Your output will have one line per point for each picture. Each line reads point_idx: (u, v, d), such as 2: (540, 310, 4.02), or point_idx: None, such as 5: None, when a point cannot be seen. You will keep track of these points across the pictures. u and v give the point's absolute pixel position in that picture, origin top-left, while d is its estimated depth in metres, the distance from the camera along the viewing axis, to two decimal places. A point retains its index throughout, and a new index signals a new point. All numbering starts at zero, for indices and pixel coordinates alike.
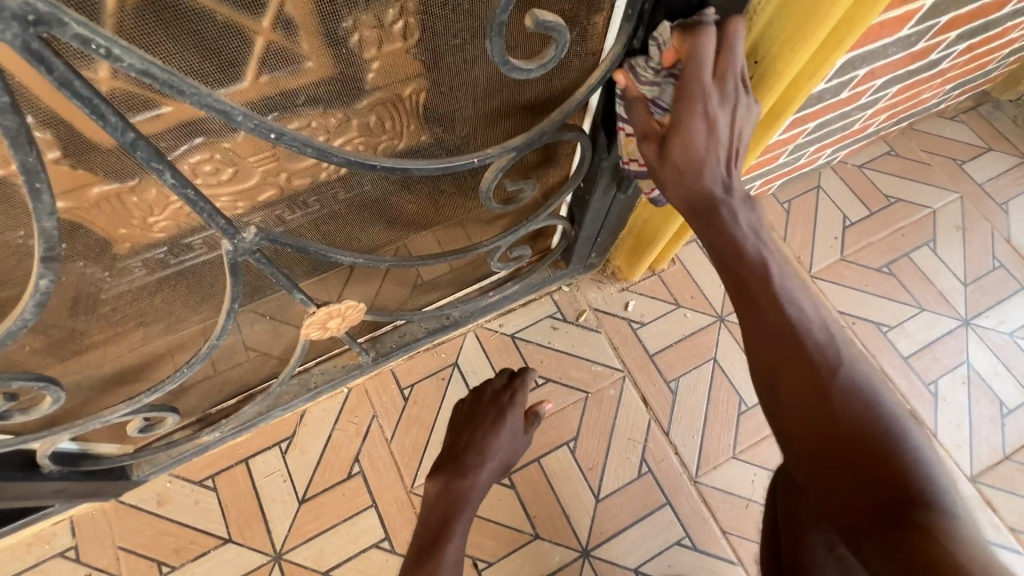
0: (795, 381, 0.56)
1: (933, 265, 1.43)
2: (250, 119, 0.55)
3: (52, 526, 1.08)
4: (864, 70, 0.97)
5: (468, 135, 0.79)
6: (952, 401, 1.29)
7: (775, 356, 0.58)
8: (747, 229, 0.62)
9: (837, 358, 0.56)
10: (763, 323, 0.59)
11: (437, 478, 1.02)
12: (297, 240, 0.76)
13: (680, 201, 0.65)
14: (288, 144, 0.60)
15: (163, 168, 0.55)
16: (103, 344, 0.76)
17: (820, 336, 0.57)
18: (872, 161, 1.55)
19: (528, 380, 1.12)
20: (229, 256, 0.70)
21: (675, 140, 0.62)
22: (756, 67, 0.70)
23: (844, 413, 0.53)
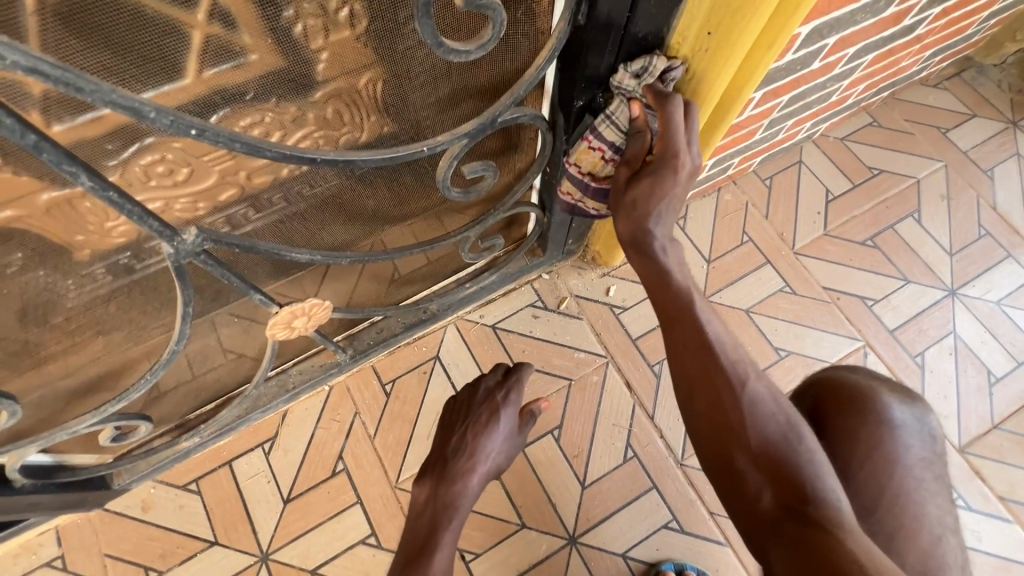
0: (707, 399, 0.65)
1: (918, 236, 1.41)
2: (163, 115, 0.53)
3: (37, 536, 1.08)
4: (833, 38, 0.95)
5: (422, 120, 0.76)
6: (939, 372, 1.28)
7: (695, 376, 0.66)
8: (676, 262, 0.70)
9: (745, 372, 0.65)
10: (688, 348, 0.67)
11: (425, 485, 1.00)
12: (246, 240, 0.74)
13: (624, 229, 0.70)
14: (212, 138, 0.58)
15: (76, 171, 0.54)
16: (63, 354, 0.74)
17: (733, 356, 0.66)
18: (854, 133, 1.52)
19: (524, 376, 1.09)
20: (171, 260, 0.68)
21: (645, 178, 0.67)
22: (710, 39, 0.68)
23: (751, 425, 0.63)
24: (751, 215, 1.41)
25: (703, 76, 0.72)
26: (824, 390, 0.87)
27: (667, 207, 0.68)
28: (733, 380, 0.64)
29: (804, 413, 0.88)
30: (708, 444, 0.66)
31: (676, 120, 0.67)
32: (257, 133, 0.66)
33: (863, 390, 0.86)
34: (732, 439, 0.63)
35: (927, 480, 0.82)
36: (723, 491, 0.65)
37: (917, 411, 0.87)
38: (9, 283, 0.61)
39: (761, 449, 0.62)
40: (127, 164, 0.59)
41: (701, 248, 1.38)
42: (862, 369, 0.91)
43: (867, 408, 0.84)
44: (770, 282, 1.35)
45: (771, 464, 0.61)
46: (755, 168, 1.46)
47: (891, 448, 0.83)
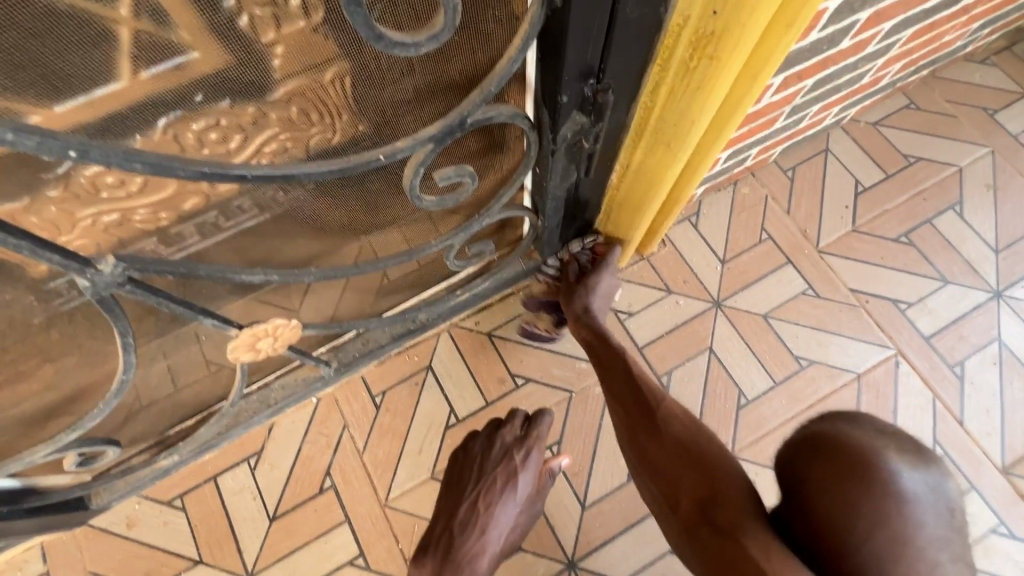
0: (634, 424, 0.88)
1: (960, 231, 1.28)
2: (24, 135, 0.44)
3: (23, 552, 1.06)
4: (868, 12, 0.82)
5: (397, 118, 0.67)
6: (980, 384, 1.16)
7: (620, 404, 0.91)
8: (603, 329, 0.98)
9: (658, 398, 0.88)
10: (612, 383, 0.93)
11: (426, 565, 0.93)
12: (178, 265, 0.66)
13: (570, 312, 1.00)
14: (97, 159, 0.49)
15: None
16: (10, 382, 0.69)
17: (643, 383, 0.89)
18: (888, 116, 1.38)
19: (543, 431, 1.01)
20: (90, 293, 0.61)
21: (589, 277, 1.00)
22: (714, 19, 0.57)
23: (670, 442, 0.84)
24: (771, 210, 1.30)
25: (709, 62, 0.62)
26: (819, 449, 0.69)
27: (599, 298, 1.00)
28: (650, 402, 0.87)
29: (795, 475, 0.70)
30: (640, 455, 0.87)
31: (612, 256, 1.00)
32: (214, 138, 0.58)
33: (867, 451, 0.66)
34: (658, 451, 0.84)
35: (946, 566, 0.61)
36: (660, 502, 0.83)
37: (932, 478, 0.66)
38: None
39: (683, 460, 0.81)
40: (69, 178, 0.53)
41: (715, 247, 1.27)
42: (866, 420, 0.72)
43: (869, 474, 0.64)
44: (790, 285, 1.24)
45: (690, 471, 0.80)
46: (775, 158, 1.33)
47: (901, 527, 0.61)
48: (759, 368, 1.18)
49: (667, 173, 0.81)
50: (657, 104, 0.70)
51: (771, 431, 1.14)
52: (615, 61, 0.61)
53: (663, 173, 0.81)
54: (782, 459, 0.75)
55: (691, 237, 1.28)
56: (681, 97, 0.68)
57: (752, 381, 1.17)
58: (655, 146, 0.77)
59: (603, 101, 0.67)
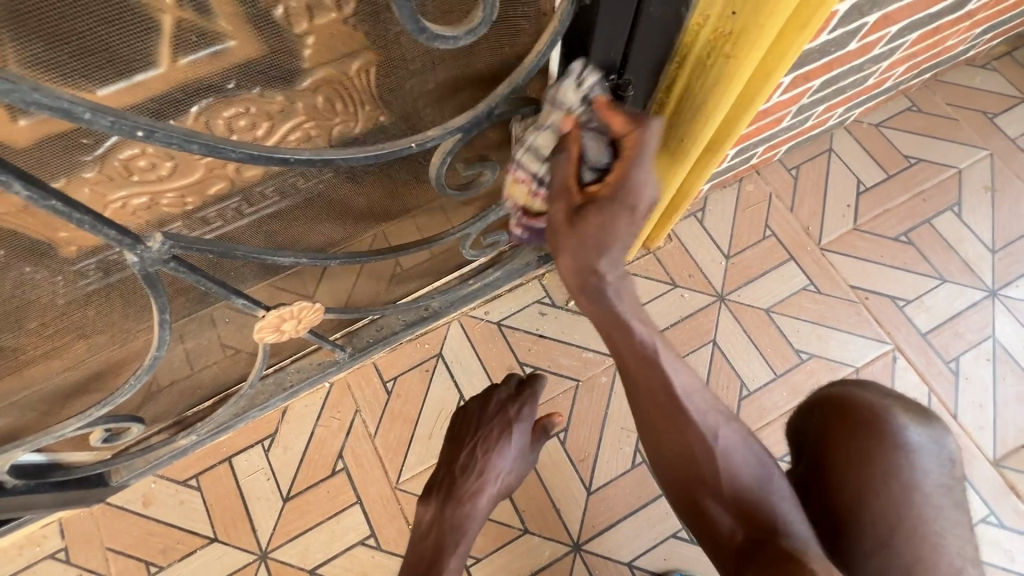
0: (675, 450, 0.68)
1: (958, 232, 1.31)
2: (101, 115, 0.47)
3: (42, 528, 1.09)
4: (875, 16, 0.85)
5: (422, 110, 0.70)
6: (974, 379, 1.19)
7: (658, 423, 0.69)
8: (626, 304, 0.68)
9: (709, 420, 0.68)
10: (643, 390, 0.70)
11: (430, 504, 0.97)
12: (218, 244, 0.68)
13: (570, 274, 0.68)
14: (163, 139, 0.51)
15: (9, 179, 0.48)
16: (45, 357, 0.72)
17: (686, 396, 0.68)
18: (890, 118, 1.41)
19: (538, 388, 1.04)
20: (137, 269, 0.63)
21: (593, 215, 0.64)
22: (733, 19, 0.60)
23: (722, 475, 0.66)
24: (775, 207, 1.33)
25: (725, 61, 0.64)
26: (834, 408, 0.76)
27: (621, 238, 0.64)
28: (699, 426, 0.67)
29: (810, 435, 0.77)
30: (681, 488, 0.69)
31: (648, 142, 0.61)
32: (242, 125, 0.61)
33: (878, 411, 0.75)
34: (704, 485, 0.67)
35: (946, 508, 0.71)
36: (700, 533, 0.69)
37: (935, 433, 0.75)
38: None
39: (735, 496, 0.66)
40: (104, 160, 0.55)
41: (720, 243, 1.30)
42: (875, 384, 0.79)
43: (880, 429, 0.73)
44: (793, 280, 1.27)
45: (743, 507, 0.66)
46: (780, 157, 1.36)
47: (909, 474, 0.71)
48: (761, 360, 1.21)
49: (678, 169, 0.83)
50: (673, 101, 0.73)
51: (772, 422, 1.17)
52: (635, 58, 0.65)
53: (674, 168, 0.83)
54: (793, 421, 0.81)
55: (696, 232, 1.31)
56: (696, 93, 0.70)
57: (754, 372, 1.20)
58: (670, 139, 0.79)
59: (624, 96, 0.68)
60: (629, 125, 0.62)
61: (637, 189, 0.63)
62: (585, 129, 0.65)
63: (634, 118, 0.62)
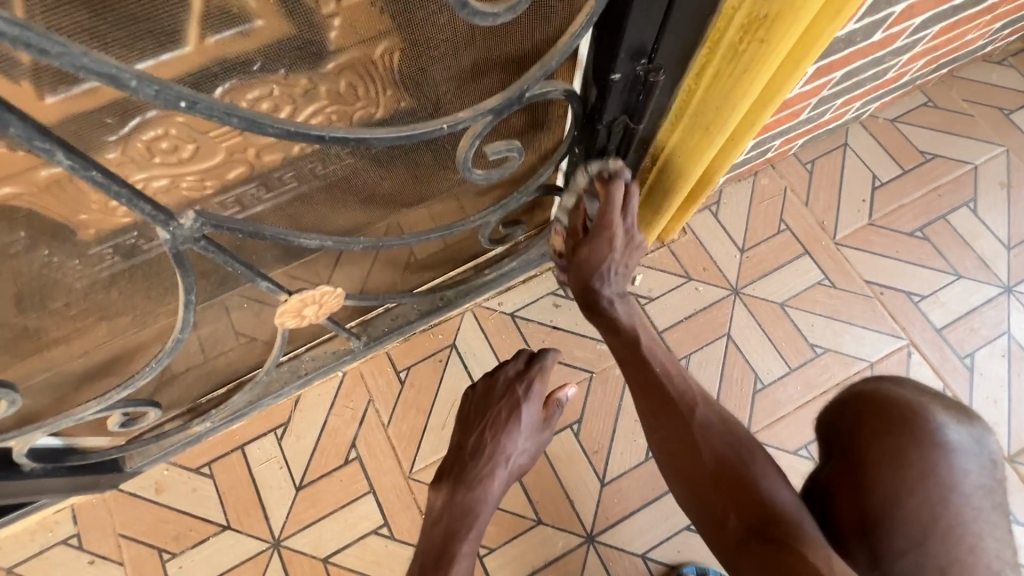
0: (665, 432, 0.81)
1: (973, 228, 1.31)
2: (146, 84, 0.46)
3: (54, 514, 1.08)
4: (900, 6, 0.85)
5: (449, 94, 0.69)
6: (989, 375, 1.19)
7: (649, 408, 0.83)
8: (624, 308, 0.88)
9: (693, 403, 0.81)
10: (640, 380, 0.84)
11: (441, 488, 0.96)
12: (250, 225, 0.69)
13: (575, 291, 0.90)
14: (204, 112, 0.51)
15: (51, 148, 0.49)
16: (66, 339, 0.72)
17: (676, 381, 0.83)
18: (906, 113, 1.41)
19: (547, 365, 1.02)
20: (169, 246, 0.64)
21: (586, 246, 0.85)
22: (770, 3, 0.59)
23: (709, 453, 0.77)
24: (790, 202, 1.32)
25: (759, 45, 0.64)
26: (867, 404, 0.75)
27: (613, 270, 0.87)
28: (683, 407, 0.80)
29: (841, 431, 0.76)
30: (675, 470, 0.79)
31: (616, 199, 0.81)
32: (264, 109, 0.59)
33: (914, 408, 0.74)
34: (694, 465, 0.77)
35: (985, 510, 0.70)
36: (697, 516, 0.77)
37: (975, 432, 0.74)
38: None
39: (722, 474, 0.75)
40: (127, 141, 0.55)
41: (734, 236, 1.29)
42: (908, 382, 0.79)
43: (915, 427, 0.73)
44: (808, 275, 1.27)
45: (733, 487, 0.74)
46: (795, 151, 1.36)
47: (946, 474, 0.70)
48: (775, 354, 1.21)
49: (701, 158, 0.83)
50: (701, 88, 0.73)
51: (786, 416, 1.17)
52: (667, 42, 0.65)
53: (698, 156, 0.83)
54: (824, 416, 0.81)
55: (711, 226, 1.30)
56: (726, 79, 0.69)
57: (768, 366, 1.20)
58: (695, 128, 0.79)
59: (654, 82, 0.70)
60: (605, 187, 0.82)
61: (614, 224, 0.83)
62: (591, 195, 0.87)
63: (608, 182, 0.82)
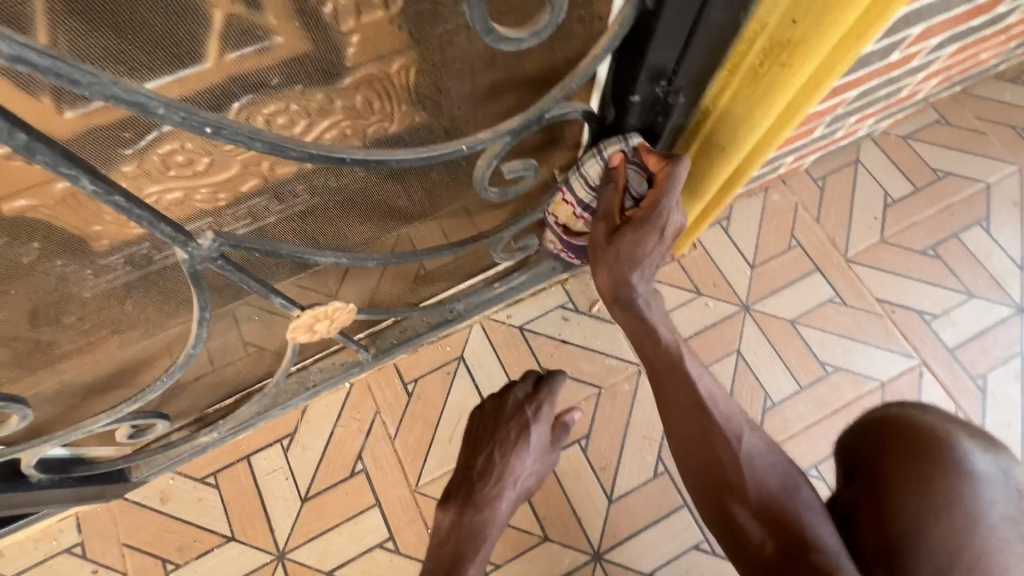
0: (704, 457, 0.78)
1: (986, 246, 1.30)
2: (174, 111, 0.47)
3: (59, 522, 1.08)
4: (919, 27, 0.85)
5: (466, 113, 0.69)
6: (1002, 396, 1.18)
7: (687, 429, 0.79)
8: (660, 321, 0.81)
9: (737, 427, 0.78)
10: (682, 404, 0.80)
11: (448, 510, 0.95)
12: (264, 244, 0.70)
13: (606, 286, 0.79)
14: (229, 137, 0.51)
15: (76, 173, 0.49)
16: (78, 351, 0.72)
17: (720, 406, 0.79)
18: (918, 130, 1.40)
19: (556, 388, 1.01)
20: (186, 266, 0.64)
21: (629, 234, 0.73)
22: (793, 28, 0.59)
23: (747, 478, 0.75)
24: (801, 217, 1.32)
25: (779, 69, 0.63)
26: (890, 429, 0.75)
27: (647, 261, 0.75)
28: (727, 434, 0.77)
29: (862, 456, 0.76)
30: (711, 493, 0.77)
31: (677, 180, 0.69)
32: (280, 123, 0.59)
33: (937, 435, 0.74)
34: (731, 490, 0.75)
35: (1014, 542, 0.67)
36: (728, 541, 0.74)
37: (1002, 461, 0.73)
38: (12, 283, 0.58)
39: (760, 501, 0.73)
40: (144, 155, 0.54)
41: (745, 252, 1.29)
42: (935, 408, 0.78)
43: (940, 455, 0.72)
44: (819, 292, 1.26)
45: (772, 515, 0.72)
46: (806, 167, 1.35)
47: (971, 504, 0.69)
48: (785, 372, 1.20)
49: (715, 177, 0.82)
50: (718, 109, 0.72)
51: (796, 435, 1.16)
52: (687, 65, 0.65)
53: (712, 176, 0.82)
54: (845, 440, 0.81)
55: (721, 240, 1.30)
56: (744, 101, 0.69)
57: (778, 384, 1.19)
58: (709, 148, 0.79)
59: (673, 103, 0.71)
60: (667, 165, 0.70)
61: (668, 215, 0.72)
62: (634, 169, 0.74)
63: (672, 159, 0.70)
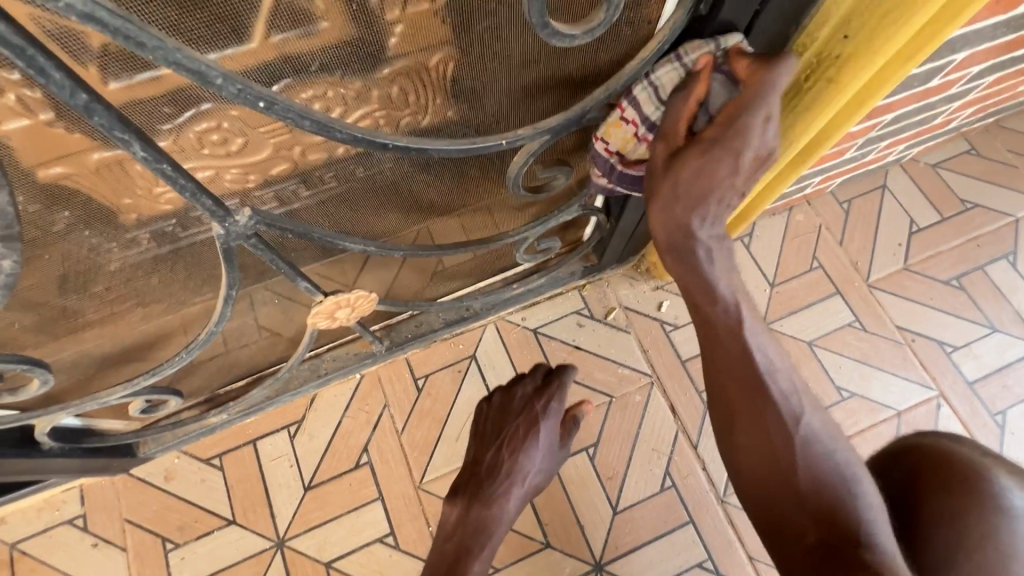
0: (752, 431, 0.68)
1: (1012, 281, 1.28)
2: (231, 82, 0.47)
3: (62, 493, 1.08)
4: (962, 54, 0.84)
5: (502, 111, 0.68)
6: (1021, 434, 1.16)
7: (736, 403, 0.69)
8: (727, 276, 0.66)
9: (797, 408, 0.66)
10: (733, 375, 0.68)
11: (455, 505, 0.95)
12: (300, 226, 0.70)
13: (660, 231, 0.64)
14: (282, 113, 0.52)
15: (129, 138, 0.49)
16: (102, 322, 0.72)
17: (779, 381, 0.67)
18: (948, 160, 1.39)
19: (565, 381, 0.99)
20: (221, 242, 0.65)
21: (695, 159, 0.58)
22: (844, 44, 0.58)
23: (800, 465, 0.64)
24: (824, 240, 1.31)
25: (825, 85, 0.63)
26: (923, 459, 0.73)
27: (718, 195, 0.60)
28: (786, 415, 0.66)
29: (890, 485, 0.75)
30: (754, 472, 0.68)
31: (767, 92, 0.55)
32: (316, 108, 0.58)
33: (974, 468, 0.71)
34: (779, 475, 0.65)
35: None
36: (760, 520, 0.68)
37: None
38: (45, 247, 0.58)
39: (811, 489, 0.63)
40: (180, 131, 0.54)
41: (765, 270, 1.28)
42: (970, 441, 0.76)
43: (976, 488, 0.69)
44: (839, 316, 1.24)
45: (820, 505, 0.63)
46: (832, 189, 1.34)
47: (1006, 542, 0.66)
48: None
49: None
50: None
51: None
52: None
53: None
54: (874, 465, 0.79)
55: (742, 257, 1.29)
56: (786, 114, 0.68)
57: None
58: None
59: None
60: (762, 71, 0.55)
61: (752, 137, 0.56)
62: (716, 78, 0.58)
63: (769, 62, 0.55)
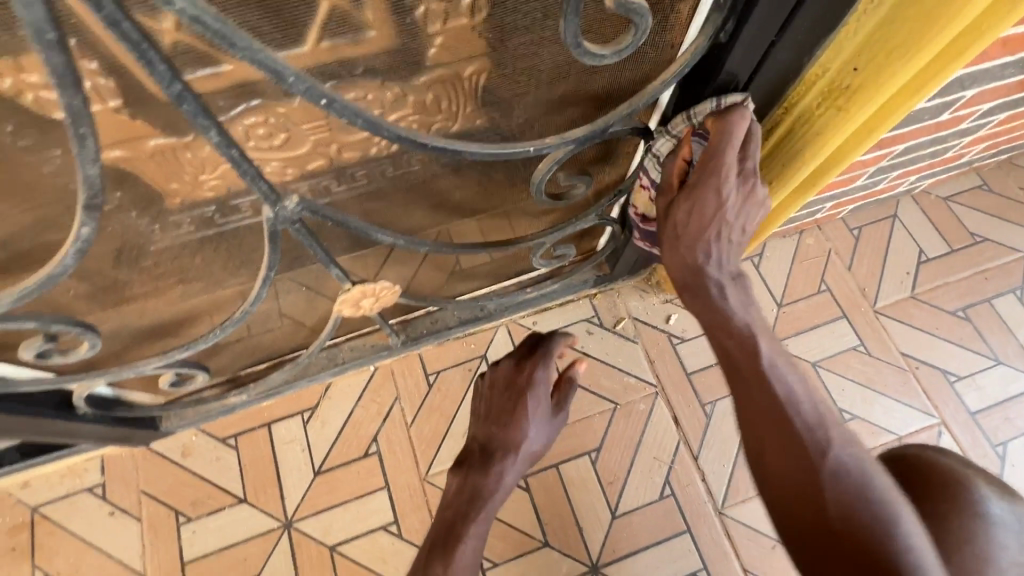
0: (784, 463, 0.68)
1: (1018, 315, 1.29)
2: (302, 82, 0.53)
3: (85, 462, 1.13)
4: (972, 91, 0.88)
5: (529, 120, 0.73)
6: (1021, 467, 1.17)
7: (768, 436, 0.70)
8: (741, 306, 0.73)
9: (825, 440, 0.67)
10: (755, 402, 0.72)
11: (457, 474, 0.99)
12: (339, 215, 0.75)
13: (674, 271, 0.75)
14: (340, 111, 0.57)
15: (209, 126, 0.55)
16: (144, 296, 0.77)
17: (802, 405, 0.70)
18: (959, 193, 1.41)
19: (552, 349, 1.01)
20: (269, 224, 0.70)
21: (683, 202, 0.69)
22: (852, 76, 0.63)
23: (833, 493, 0.64)
24: (833, 264, 1.33)
25: (835, 113, 0.67)
26: (911, 469, 0.79)
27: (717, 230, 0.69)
28: (814, 441, 0.67)
29: None
30: (788, 508, 0.68)
31: (730, 139, 0.64)
32: None
33: (957, 477, 0.77)
34: (814, 505, 0.65)
35: None
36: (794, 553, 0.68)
37: (1017, 509, 0.76)
38: (106, 222, 0.63)
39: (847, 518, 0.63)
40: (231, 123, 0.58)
41: (773, 290, 1.31)
42: (952, 453, 0.81)
43: (957, 496, 0.75)
44: (843, 339, 1.27)
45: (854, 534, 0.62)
46: (843, 215, 1.37)
47: (983, 546, 0.72)
48: None
49: None
50: (769, 143, 0.77)
51: None
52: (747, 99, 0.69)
53: None
54: None
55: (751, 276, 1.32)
56: (797, 138, 0.73)
57: None
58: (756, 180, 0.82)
59: None
60: (719, 124, 0.65)
61: (723, 177, 0.65)
62: (698, 138, 0.69)
63: (725, 115, 0.64)
